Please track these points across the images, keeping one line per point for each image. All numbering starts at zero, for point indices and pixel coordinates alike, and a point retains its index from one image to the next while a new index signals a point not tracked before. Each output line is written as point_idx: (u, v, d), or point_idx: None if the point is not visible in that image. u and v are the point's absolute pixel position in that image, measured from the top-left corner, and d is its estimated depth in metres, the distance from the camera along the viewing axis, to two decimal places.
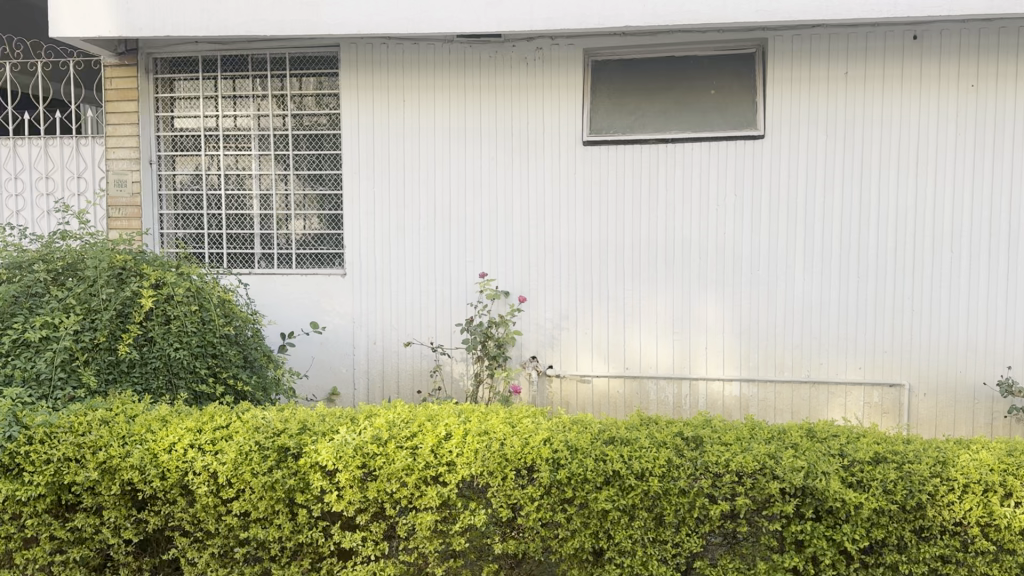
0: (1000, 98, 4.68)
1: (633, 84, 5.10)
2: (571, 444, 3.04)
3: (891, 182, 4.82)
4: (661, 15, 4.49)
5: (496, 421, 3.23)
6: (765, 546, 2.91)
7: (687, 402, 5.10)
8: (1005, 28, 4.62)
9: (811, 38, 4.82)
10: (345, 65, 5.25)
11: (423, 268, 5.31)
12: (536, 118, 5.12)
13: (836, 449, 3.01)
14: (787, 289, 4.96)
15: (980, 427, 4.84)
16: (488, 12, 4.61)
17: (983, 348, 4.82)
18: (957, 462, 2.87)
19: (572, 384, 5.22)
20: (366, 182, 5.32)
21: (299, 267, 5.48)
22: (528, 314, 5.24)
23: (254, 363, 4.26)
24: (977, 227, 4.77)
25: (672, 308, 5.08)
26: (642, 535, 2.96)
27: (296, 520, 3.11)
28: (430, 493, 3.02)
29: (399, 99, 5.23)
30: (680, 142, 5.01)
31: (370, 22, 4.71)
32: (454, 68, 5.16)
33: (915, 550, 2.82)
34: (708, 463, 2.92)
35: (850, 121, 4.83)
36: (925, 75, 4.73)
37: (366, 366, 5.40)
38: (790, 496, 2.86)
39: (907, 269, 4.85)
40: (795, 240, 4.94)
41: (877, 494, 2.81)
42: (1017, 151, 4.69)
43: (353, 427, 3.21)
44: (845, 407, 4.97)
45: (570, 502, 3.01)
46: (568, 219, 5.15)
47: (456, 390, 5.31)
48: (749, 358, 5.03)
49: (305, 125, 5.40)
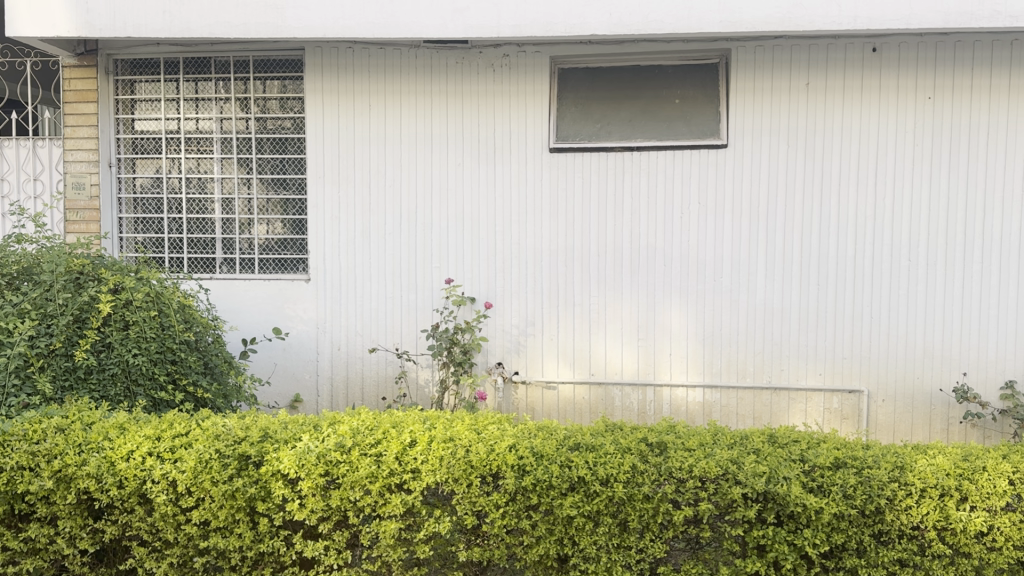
0: (955, 110, 4.80)
1: (600, 92, 5.13)
2: (537, 450, 3.05)
3: (850, 191, 4.91)
4: (627, 24, 4.52)
5: (462, 428, 3.21)
6: (727, 551, 2.96)
7: (652, 408, 5.13)
8: (961, 42, 4.75)
9: (774, 49, 4.89)
10: (310, 68, 5.21)
11: (388, 274, 5.28)
12: (503, 124, 5.13)
13: (798, 454, 3.05)
14: (750, 296, 5.02)
15: (937, 432, 4.95)
16: (456, 17, 4.62)
17: (939, 354, 4.92)
18: (915, 467, 2.93)
19: (537, 391, 5.22)
20: (331, 187, 5.28)
21: (261, 272, 5.40)
22: (494, 321, 5.23)
23: (215, 369, 4.17)
24: (934, 237, 4.88)
25: (637, 314, 5.11)
26: (606, 541, 2.98)
27: (257, 529, 3.07)
28: (394, 501, 3.00)
29: (365, 103, 5.21)
30: (646, 150, 5.05)
31: (337, 26, 4.68)
32: (421, 74, 5.15)
33: (874, 554, 2.87)
34: (672, 468, 2.94)
35: (811, 131, 4.91)
36: (884, 87, 4.83)
37: (330, 372, 5.35)
38: (752, 501, 2.89)
39: (866, 278, 4.94)
40: (757, 247, 5.00)
41: (837, 499, 2.86)
42: (971, 161, 4.82)
43: (316, 434, 3.16)
44: (806, 412, 5.03)
45: (535, 509, 3.01)
46: (535, 226, 5.16)
47: (421, 396, 5.29)
48: (712, 364, 5.09)
49: (269, 128, 5.35)
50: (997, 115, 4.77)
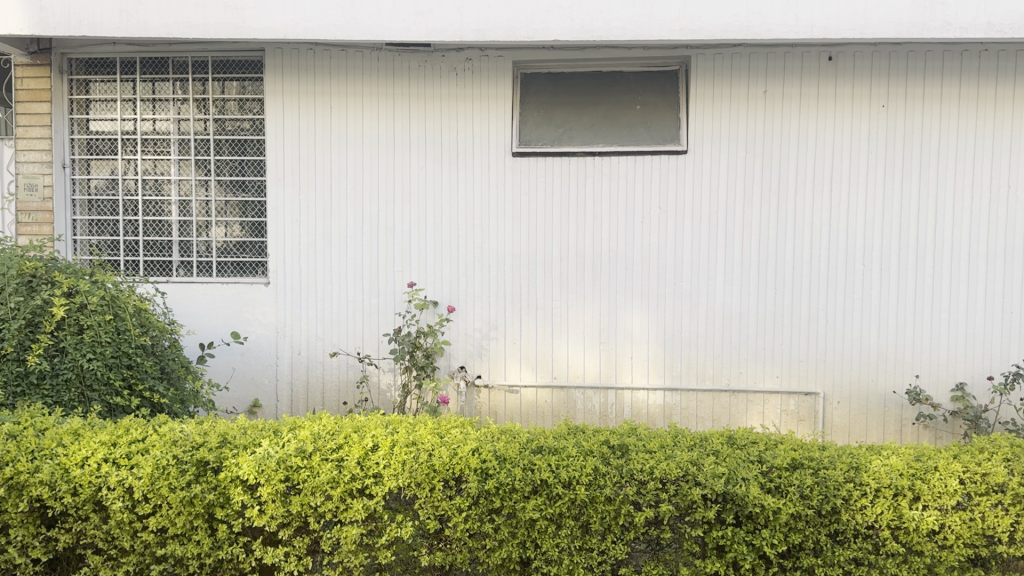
0: (908, 118, 4.92)
1: (561, 97, 5.17)
2: (499, 454, 3.06)
3: (807, 197, 5.01)
4: (589, 30, 4.56)
5: (425, 432, 3.21)
6: (687, 552, 3.01)
7: (613, 411, 5.17)
8: (914, 52, 4.88)
9: (732, 57, 4.97)
10: (271, 69, 5.16)
11: (350, 278, 5.25)
12: (465, 128, 5.13)
13: (756, 455, 3.10)
14: (709, 300, 5.09)
15: (890, 434, 5.06)
16: (418, 21, 4.61)
17: (892, 357, 5.03)
18: (870, 467, 3.00)
19: (500, 395, 5.22)
20: (291, 190, 5.23)
21: (220, 276, 5.34)
22: (457, 325, 5.22)
23: (172, 374, 4.09)
24: (887, 243, 5.00)
25: (598, 317, 5.14)
26: (568, 544, 3.01)
27: (216, 535, 3.04)
28: (356, 506, 2.99)
29: (326, 105, 5.17)
30: (607, 155, 5.09)
31: (298, 28, 4.64)
32: (384, 76, 5.14)
33: (830, 554, 2.94)
34: (634, 470, 2.98)
35: (769, 138, 5.00)
36: (838, 95, 4.94)
37: (290, 377, 5.29)
38: (712, 502, 2.94)
39: (823, 282, 5.04)
40: (717, 250, 5.07)
41: (794, 499, 2.92)
42: (924, 168, 4.94)
43: (276, 440, 3.14)
44: (763, 414, 5.12)
45: (497, 512, 3.03)
46: (498, 230, 5.17)
47: (383, 401, 5.26)
48: (672, 367, 5.14)
49: (228, 130, 5.29)
50: (947, 124, 4.91)
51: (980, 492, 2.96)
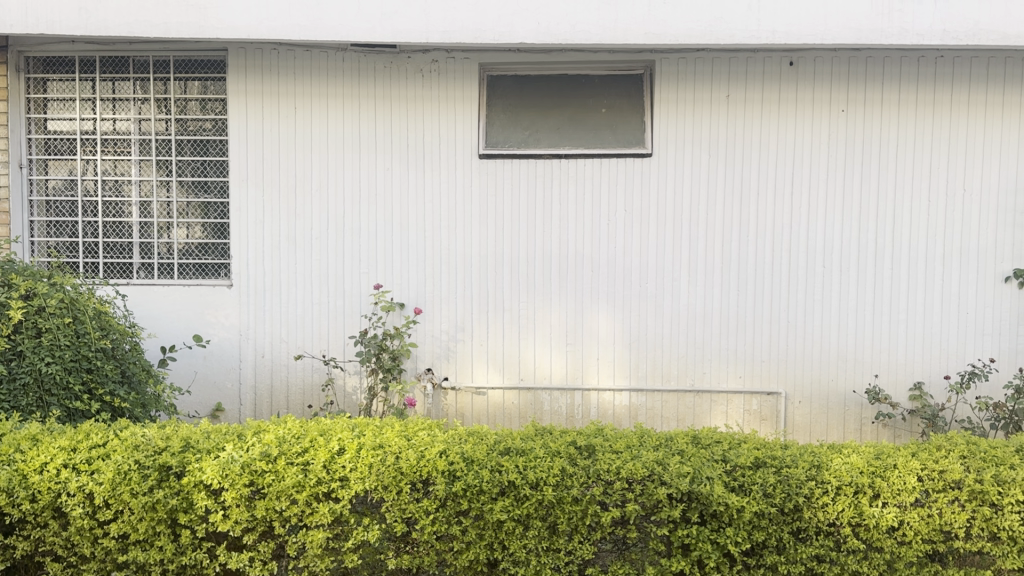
0: (867, 123, 5.02)
1: (527, 99, 5.19)
2: (467, 456, 3.10)
3: (769, 201, 5.08)
4: (554, 33, 4.58)
5: (392, 434, 3.21)
6: (653, 551, 3.07)
7: (580, 412, 5.20)
8: (872, 58, 4.98)
9: (696, 61, 5.03)
10: (233, 69, 5.11)
11: (315, 280, 5.21)
12: (431, 130, 5.13)
13: (719, 455, 3.17)
14: (674, 300, 5.14)
15: (850, 432, 5.16)
16: (384, 22, 4.60)
17: (852, 358, 5.13)
18: (831, 466, 3.08)
19: (467, 397, 5.22)
20: (254, 190, 5.17)
21: (181, 278, 5.26)
22: (423, 326, 5.21)
23: (133, 378, 4.02)
24: (847, 245, 5.09)
25: (565, 320, 5.17)
26: (536, 545, 3.06)
27: (179, 541, 3.04)
28: (321, 510, 3.01)
29: (290, 106, 5.13)
30: (573, 158, 5.11)
31: (262, 27, 4.59)
32: (349, 77, 5.11)
33: (793, 551, 3.02)
34: (600, 470, 3.03)
35: (731, 142, 5.06)
36: (799, 100, 5.02)
37: (253, 381, 5.24)
38: (677, 501, 3.00)
39: (785, 284, 5.11)
40: (681, 252, 5.13)
41: (757, 497, 2.99)
42: (883, 170, 5.04)
43: (240, 443, 3.13)
44: (726, 414, 5.18)
45: (465, 514, 3.08)
46: (464, 232, 5.17)
47: (349, 404, 5.23)
48: (638, 368, 5.18)
49: (189, 130, 5.22)
50: (905, 128, 5.01)
51: (938, 489, 3.04)
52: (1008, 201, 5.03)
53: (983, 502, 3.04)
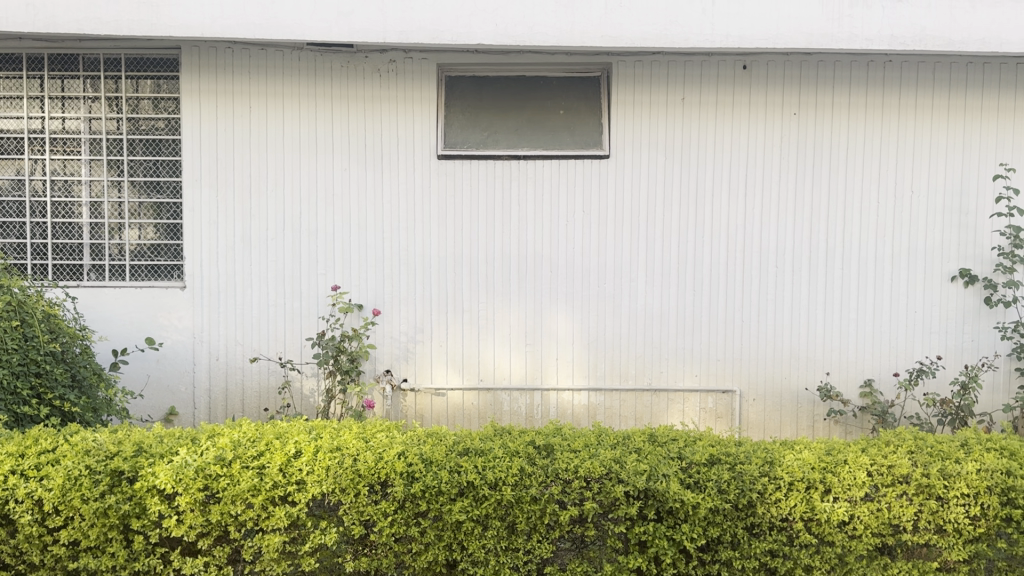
0: (818, 126, 5.13)
1: (486, 100, 5.20)
2: (425, 457, 3.13)
3: (723, 202, 5.17)
4: (512, 35, 4.59)
5: (349, 437, 3.25)
6: (611, 548, 3.11)
7: (539, 412, 5.22)
8: (822, 62, 5.09)
9: (652, 64, 5.10)
10: (186, 68, 5.04)
11: (271, 281, 5.16)
12: (389, 130, 5.11)
13: (676, 452, 3.24)
14: (632, 301, 5.20)
15: (803, 429, 5.26)
16: (340, 22, 4.57)
17: (805, 356, 5.23)
18: (783, 461, 3.16)
19: (426, 398, 5.21)
20: (208, 190, 5.10)
21: (133, 280, 5.16)
22: (382, 327, 5.19)
23: (84, 383, 3.94)
24: (799, 246, 5.20)
25: (524, 320, 5.19)
26: (494, 544, 3.10)
27: (132, 547, 3.06)
28: (278, 514, 3.04)
29: (245, 105, 5.07)
30: (531, 159, 5.13)
31: (216, 25, 4.53)
32: (305, 77, 5.07)
33: (747, 546, 3.09)
34: (558, 469, 3.08)
35: (687, 144, 5.14)
36: (753, 103, 5.11)
37: (208, 384, 5.16)
38: (634, 498, 3.05)
39: (739, 284, 5.20)
40: (638, 253, 5.18)
41: (712, 493, 3.05)
42: (833, 172, 5.16)
43: (193, 448, 3.15)
44: (683, 412, 5.25)
45: (423, 516, 3.11)
46: (422, 233, 5.16)
47: (306, 406, 5.20)
48: (596, 368, 5.22)
49: (141, 129, 5.13)
50: (854, 132, 5.14)
51: (887, 483, 3.13)
52: (954, 203, 5.18)
53: (930, 496, 3.12)
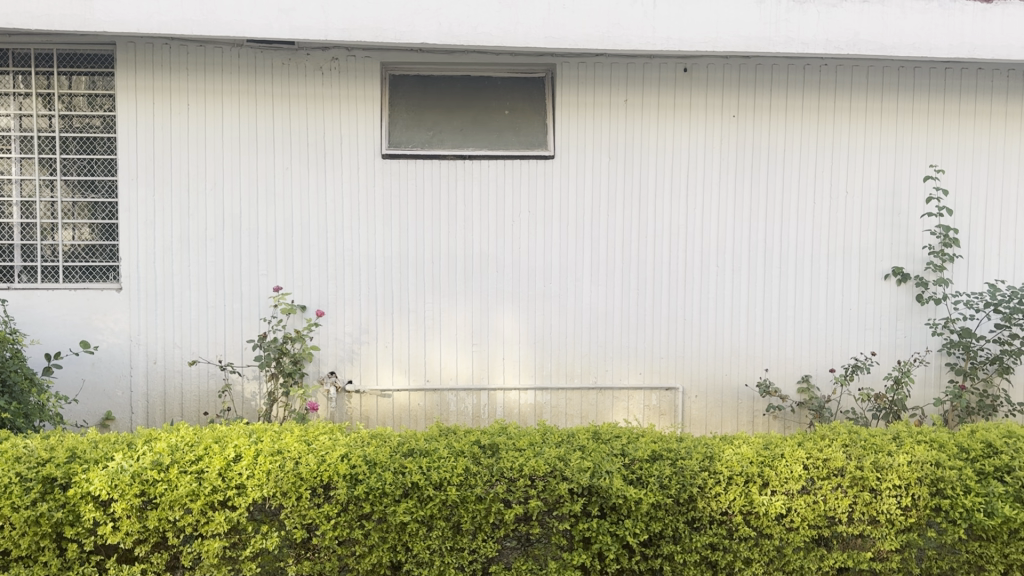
0: (756, 128, 5.25)
1: (431, 100, 5.19)
2: (369, 458, 3.12)
3: (665, 203, 5.25)
4: (456, 34, 4.59)
5: (291, 440, 3.23)
6: (555, 546, 3.13)
7: (485, 411, 5.23)
8: (760, 66, 5.21)
9: (595, 66, 5.14)
10: (121, 64, 4.91)
11: (210, 282, 5.06)
12: (332, 129, 5.06)
13: (619, 449, 3.29)
14: (577, 300, 5.24)
15: (743, 424, 5.37)
16: (281, 19, 4.50)
17: (744, 352, 5.34)
18: (722, 456, 3.23)
19: (372, 400, 5.18)
20: (145, 190, 4.98)
21: (67, 282, 5.01)
22: (326, 329, 5.13)
23: (14, 388, 3.84)
24: (739, 245, 5.30)
25: (470, 320, 5.19)
26: (440, 545, 3.11)
27: (65, 555, 3.02)
28: (217, 519, 3.02)
29: (182, 102, 4.97)
30: (477, 158, 5.14)
31: (152, 21, 4.43)
32: (245, 74, 4.99)
33: (688, 540, 3.15)
34: (503, 469, 3.10)
35: (630, 145, 5.20)
36: (693, 105, 5.20)
37: (146, 388, 5.04)
38: (578, 495, 3.09)
39: (681, 283, 5.28)
40: (583, 254, 5.23)
41: (654, 489, 3.11)
42: (771, 173, 5.28)
43: (129, 453, 3.11)
44: (628, 409, 5.31)
45: (367, 518, 3.10)
46: (367, 233, 5.12)
47: (247, 410, 5.12)
48: (543, 367, 5.25)
49: (75, 127, 4.98)
50: (791, 134, 5.27)
51: (822, 476, 3.21)
52: (887, 203, 5.35)
53: (864, 488, 3.23)
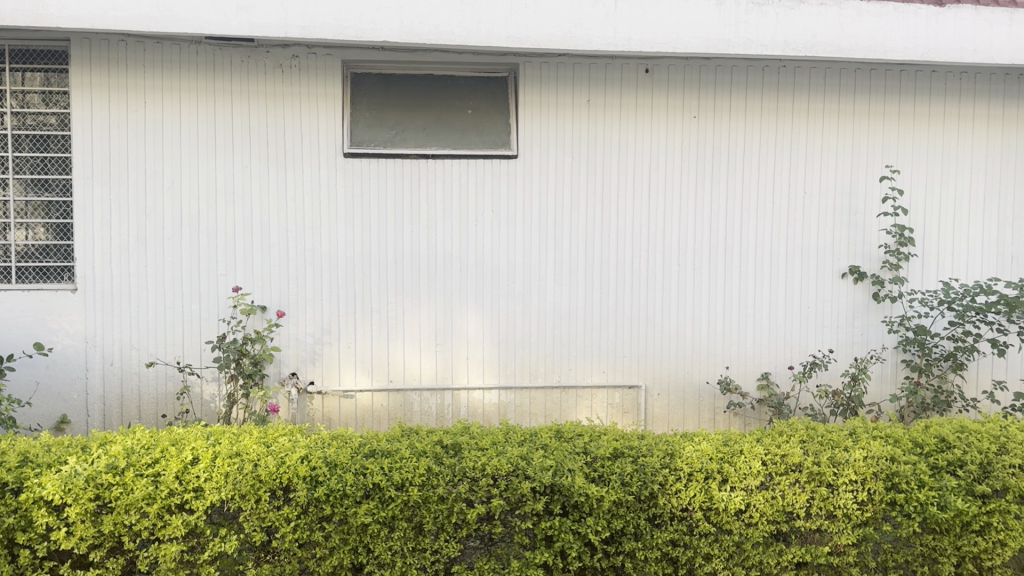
0: (716, 129, 5.30)
1: (393, 99, 5.16)
2: (330, 460, 3.10)
3: (627, 202, 5.28)
4: (417, 32, 4.57)
5: (250, 442, 3.19)
6: (518, 545, 3.14)
7: (449, 411, 5.22)
8: (721, 67, 5.27)
9: (558, 66, 5.16)
10: (76, 60, 4.81)
11: (167, 282, 4.98)
12: (292, 127, 5.01)
13: (581, 447, 3.30)
14: (540, 300, 5.25)
15: (704, 422, 5.43)
16: (240, 15, 4.44)
17: (706, 350, 5.40)
18: (683, 453, 3.26)
19: (334, 400, 5.14)
20: (100, 189, 4.89)
21: (20, 282, 4.88)
22: (287, 330, 5.08)
23: None
24: (700, 244, 5.36)
25: (434, 320, 5.17)
26: (401, 546, 3.10)
27: (18, 562, 2.96)
28: (175, 522, 2.98)
29: (139, 100, 4.88)
30: (440, 158, 5.12)
31: (106, 16, 4.34)
32: (203, 72, 4.92)
33: (649, 537, 3.18)
34: (466, 468, 3.09)
35: (593, 145, 5.22)
36: (655, 106, 5.24)
37: (102, 391, 4.94)
38: (540, 494, 3.10)
39: (643, 281, 5.32)
40: (547, 254, 5.24)
41: (616, 486, 3.13)
42: (731, 174, 5.34)
43: (83, 456, 3.06)
44: (591, 407, 5.33)
45: (328, 520, 3.08)
46: (329, 232, 5.08)
47: (206, 412, 5.04)
48: (506, 366, 5.25)
49: (28, 124, 4.87)
50: (751, 135, 5.33)
51: (780, 472, 3.26)
52: (845, 203, 5.44)
53: (821, 483, 3.28)
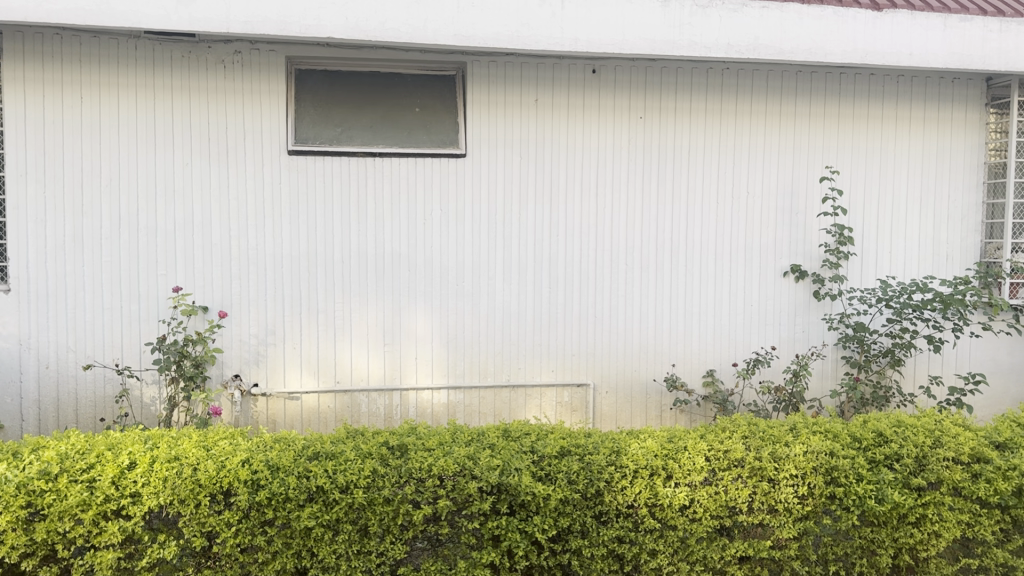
0: (662, 129, 5.36)
1: (339, 96, 5.10)
2: (272, 463, 3.05)
3: (576, 202, 5.30)
4: (363, 29, 4.52)
5: (189, 445, 3.13)
6: (465, 545, 3.13)
7: (397, 412, 5.18)
8: (666, 68, 5.33)
9: (505, 65, 5.15)
10: (8, 54, 4.65)
11: (105, 282, 4.84)
12: (235, 124, 4.91)
13: (528, 446, 3.31)
14: (489, 299, 5.25)
15: (651, 418, 5.50)
16: (180, 10, 4.34)
17: (652, 348, 5.46)
18: (628, 451, 3.30)
19: (279, 402, 5.06)
20: (34, 186, 4.73)
21: None
22: (230, 331, 4.99)
23: None
24: (646, 244, 5.41)
25: (382, 320, 5.13)
26: (346, 549, 3.06)
27: None
28: (111, 529, 2.90)
29: (75, 95, 4.74)
30: (387, 156, 5.08)
31: (40, 9, 4.20)
32: (142, 66, 4.80)
33: (595, 534, 3.20)
34: (412, 469, 3.07)
35: (541, 144, 5.24)
36: (602, 106, 5.28)
37: (37, 394, 4.79)
38: (486, 493, 3.10)
39: (591, 280, 5.35)
40: (495, 253, 5.24)
41: (562, 484, 3.15)
42: (677, 174, 5.41)
43: (15, 463, 2.97)
44: (540, 406, 5.35)
45: (270, 524, 3.03)
46: (274, 231, 5.00)
47: (146, 415, 4.93)
48: (455, 366, 5.23)
49: None
50: (696, 135, 5.40)
51: (723, 467, 3.32)
52: (787, 203, 5.55)
53: (763, 478, 3.34)
